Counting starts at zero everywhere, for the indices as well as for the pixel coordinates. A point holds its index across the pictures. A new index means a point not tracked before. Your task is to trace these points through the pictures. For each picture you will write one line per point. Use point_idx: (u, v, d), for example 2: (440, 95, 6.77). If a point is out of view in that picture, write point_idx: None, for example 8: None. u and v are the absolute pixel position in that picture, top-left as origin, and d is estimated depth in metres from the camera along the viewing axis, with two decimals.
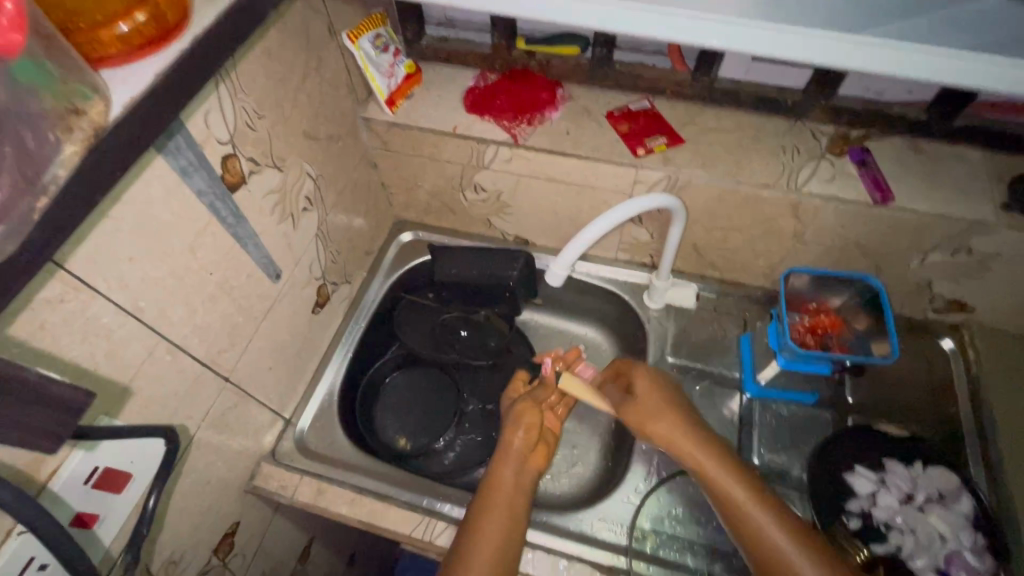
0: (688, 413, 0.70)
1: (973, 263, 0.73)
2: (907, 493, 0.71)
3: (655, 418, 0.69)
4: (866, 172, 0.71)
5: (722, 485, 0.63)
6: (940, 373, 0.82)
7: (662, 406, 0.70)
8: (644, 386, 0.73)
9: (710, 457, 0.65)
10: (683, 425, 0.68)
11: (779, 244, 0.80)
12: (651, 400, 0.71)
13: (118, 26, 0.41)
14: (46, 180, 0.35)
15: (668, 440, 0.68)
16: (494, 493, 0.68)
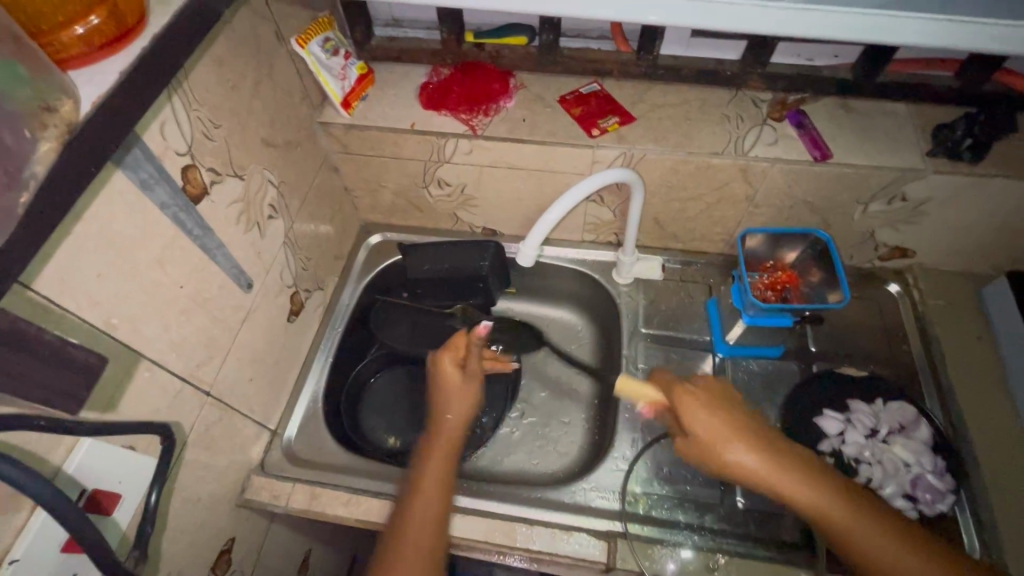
0: (760, 436, 0.62)
1: (908, 209, 0.79)
2: (871, 429, 0.76)
3: (734, 457, 0.60)
4: (805, 132, 0.76)
5: (821, 510, 0.59)
6: (891, 316, 0.88)
7: (738, 441, 0.61)
8: (705, 416, 0.63)
9: (804, 486, 0.59)
10: (766, 458, 0.60)
11: (733, 209, 0.84)
12: (721, 438, 0.62)
13: (72, 29, 0.41)
14: (27, 175, 0.36)
15: (756, 477, 0.60)
16: (424, 465, 0.69)
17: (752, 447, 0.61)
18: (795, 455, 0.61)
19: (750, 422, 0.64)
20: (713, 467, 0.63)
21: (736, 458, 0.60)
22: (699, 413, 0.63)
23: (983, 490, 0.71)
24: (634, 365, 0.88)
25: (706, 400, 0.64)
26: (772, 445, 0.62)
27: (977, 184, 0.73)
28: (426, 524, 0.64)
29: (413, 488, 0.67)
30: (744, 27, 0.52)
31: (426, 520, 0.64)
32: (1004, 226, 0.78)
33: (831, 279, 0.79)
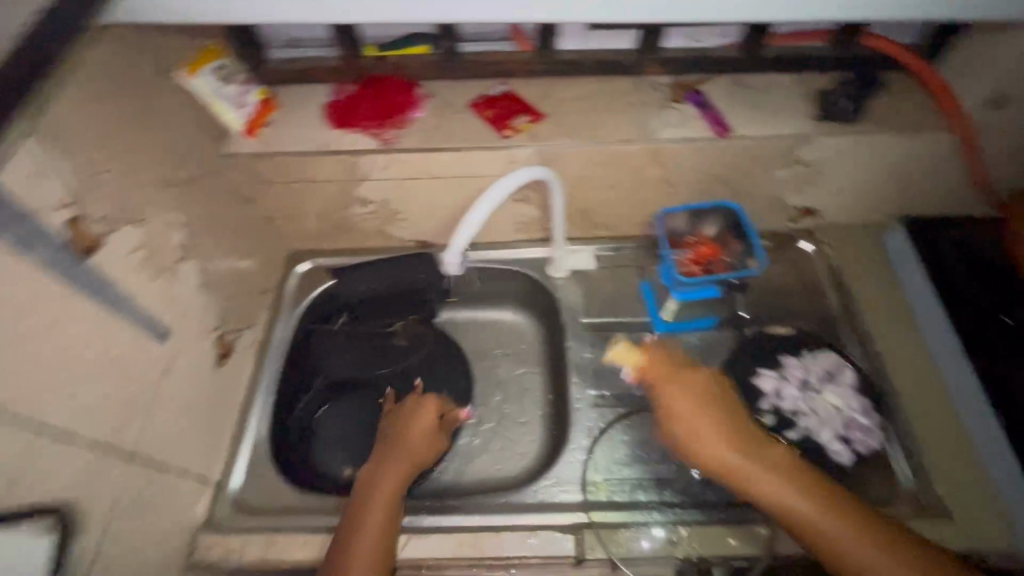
0: (735, 423, 0.67)
1: (808, 172, 0.84)
2: (803, 381, 0.82)
3: (695, 431, 0.67)
4: (706, 110, 0.80)
5: (784, 502, 0.61)
6: (809, 273, 0.94)
7: (705, 422, 0.67)
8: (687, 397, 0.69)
9: (768, 474, 0.63)
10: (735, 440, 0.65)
11: (651, 192, 0.87)
12: (693, 416, 0.67)
13: None
14: None
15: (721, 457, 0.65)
16: (377, 475, 0.73)
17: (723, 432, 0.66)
18: (765, 448, 0.66)
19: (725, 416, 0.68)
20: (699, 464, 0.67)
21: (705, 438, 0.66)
22: (682, 388, 0.70)
23: (906, 419, 0.77)
24: (580, 355, 0.90)
25: (681, 374, 0.72)
26: (741, 431, 0.67)
27: (862, 142, 0.79)
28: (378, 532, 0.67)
29: (370, 487, 0.72)
30: None
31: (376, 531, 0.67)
32: (892, 177, 0.85)
33: (745, 246, 0.84)
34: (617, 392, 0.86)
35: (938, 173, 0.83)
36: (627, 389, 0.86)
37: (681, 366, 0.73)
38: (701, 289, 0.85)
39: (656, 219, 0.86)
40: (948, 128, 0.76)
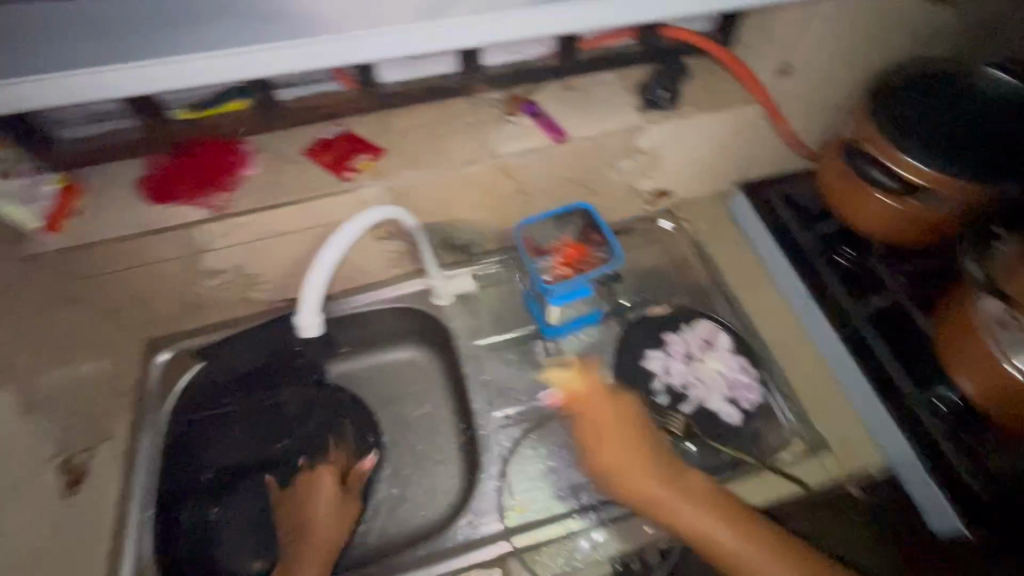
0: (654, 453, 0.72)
1: (649, 158, 0.89)
2: (686, 353, 0.86)
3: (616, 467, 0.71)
4: (541, 117, 0.82)
5: (694, 524, 0.66)
6: (674, 249, 1.00)
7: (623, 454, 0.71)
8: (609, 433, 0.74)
9: (687, 503, 0.67)
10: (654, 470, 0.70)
11: (511, 204, 0.88)
12: (614, 448, 0.72)
13: None
14: None
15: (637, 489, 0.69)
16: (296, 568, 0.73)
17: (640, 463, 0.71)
18: (684, 475, 0.70)
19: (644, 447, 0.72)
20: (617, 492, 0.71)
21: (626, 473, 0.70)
22: (605, 411, 0.76)
23: (779, 367, 0.84)
24: (479, 378, 0.89)
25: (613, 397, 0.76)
26: (665, 464, 0.71)
27: (687, 123, 0.84)
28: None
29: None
30: None
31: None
32: (721, 149, 0.92)
33: (603, 241, 0.86)
34: (521, 407, 0.86)
35: (758, 139, 0.91)
36: (530, 402, 0.86)
37: (609, 393, 0.77)
38: (574, 288, 0.86)
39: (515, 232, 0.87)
40: (754, 100, 0.84)
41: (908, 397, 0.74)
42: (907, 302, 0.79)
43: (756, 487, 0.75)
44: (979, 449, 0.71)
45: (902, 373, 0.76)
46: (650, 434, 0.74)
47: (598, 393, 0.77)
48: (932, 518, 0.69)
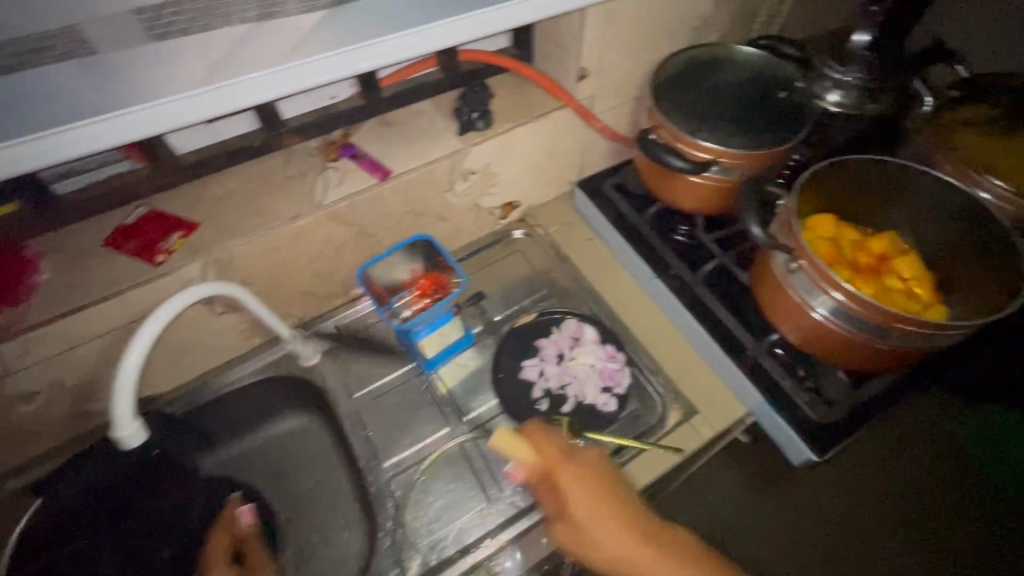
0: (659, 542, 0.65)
1: (483, 176, 0.91)
2: (558, 354, 0.89)
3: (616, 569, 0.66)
4: (362, 159, 0.81)
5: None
6: (533, 256, 1.03)
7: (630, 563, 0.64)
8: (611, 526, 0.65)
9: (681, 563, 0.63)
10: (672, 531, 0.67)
11: (356, 248, 0.87)
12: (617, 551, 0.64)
13: None
14: None
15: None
16: None
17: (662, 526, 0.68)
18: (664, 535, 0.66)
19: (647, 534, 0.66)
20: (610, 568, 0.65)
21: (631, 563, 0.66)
22: (576, 495, 0.68)
23: (643, 347, 0.89)
24: (361, 429, 0.86)
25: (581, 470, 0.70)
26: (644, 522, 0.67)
27: (508, 137, 0.87)
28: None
29: None
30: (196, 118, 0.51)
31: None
32: (550, 155, 0.96)
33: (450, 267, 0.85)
34: (410, 449, 0.84)
35: (581, 140, 0.97)
36: (416, 442, 0.84)
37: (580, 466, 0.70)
38: (437, 321, 0.84)
39: (356, 278, 0.84)
40: (563, 106, 0.89)
41: (751, 349, 0.79)
42: (733, 263, 0.87)
43: (642, 468, 0.78)
44: (817, 381, 0.77)
45: (742, 328, 0.82)
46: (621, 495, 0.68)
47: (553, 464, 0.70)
48: (789, 451, 0.76)
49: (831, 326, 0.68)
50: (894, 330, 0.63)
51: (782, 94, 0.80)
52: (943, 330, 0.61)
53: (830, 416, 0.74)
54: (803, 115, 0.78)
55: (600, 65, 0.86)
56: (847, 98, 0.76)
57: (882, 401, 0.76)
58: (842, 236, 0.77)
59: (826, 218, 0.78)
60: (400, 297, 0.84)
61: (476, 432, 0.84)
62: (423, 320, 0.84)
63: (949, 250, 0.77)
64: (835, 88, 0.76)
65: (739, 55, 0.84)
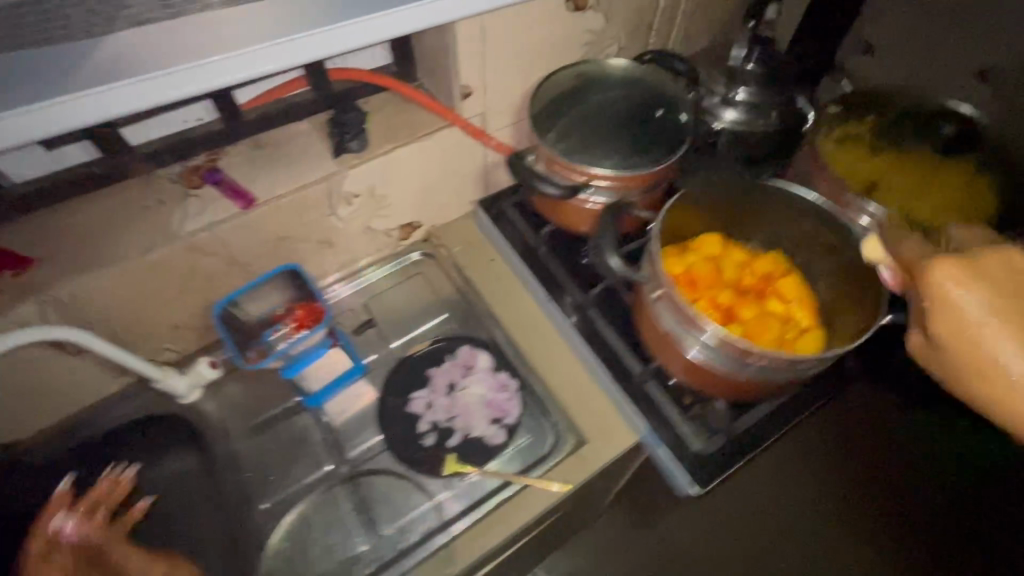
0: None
1: (369, 198, 0.87)
2: (449, 384, 0.86)
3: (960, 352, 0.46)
4: (223, 184, 0.76)
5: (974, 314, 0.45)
6: (435, 278, 1.00)
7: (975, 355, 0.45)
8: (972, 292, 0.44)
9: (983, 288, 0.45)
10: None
11: (231, 278, 0.83)
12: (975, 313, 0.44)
13: None
14: None
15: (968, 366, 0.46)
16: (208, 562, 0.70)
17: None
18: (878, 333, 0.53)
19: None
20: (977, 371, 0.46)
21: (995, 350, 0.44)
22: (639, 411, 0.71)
23: (536, 373, 0.85)
24: (240, 470, 0.82)
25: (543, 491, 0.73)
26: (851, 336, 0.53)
27: (391, 158, 0.83)
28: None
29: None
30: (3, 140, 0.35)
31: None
32: (444, 174, 0.92)
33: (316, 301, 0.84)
34: (288, 489, 0.81)
35: (477, 157, 0.93)
36: (296, 482, 0.81)
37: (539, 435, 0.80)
38: (306, 357, 0.84)
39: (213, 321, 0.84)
40: (449, 124, 0.84)
41: (638, 375, 0.76)
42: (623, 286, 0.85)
43: (524, 503, 0.73)
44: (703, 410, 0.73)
45: (629, 353, 0.79)
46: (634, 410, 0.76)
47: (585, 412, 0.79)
48: (682, 481, 0.71)
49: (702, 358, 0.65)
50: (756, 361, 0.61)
51: (658, 112, 0.76)
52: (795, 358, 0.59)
53: (710, 446, 0.71)
54: (677, 134, 0.74)
55: (483, 82, 0.82)
56: (748, 116, 0.81)
57: (768, 428, 0.72)
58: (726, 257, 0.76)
59: (714, 237, 0.76)
60: (272, 331, 0.84)
61: (355, 470, 0.81)
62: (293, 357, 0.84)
63: (825, 264, 0.75)
64: (734, 105, 0.81)
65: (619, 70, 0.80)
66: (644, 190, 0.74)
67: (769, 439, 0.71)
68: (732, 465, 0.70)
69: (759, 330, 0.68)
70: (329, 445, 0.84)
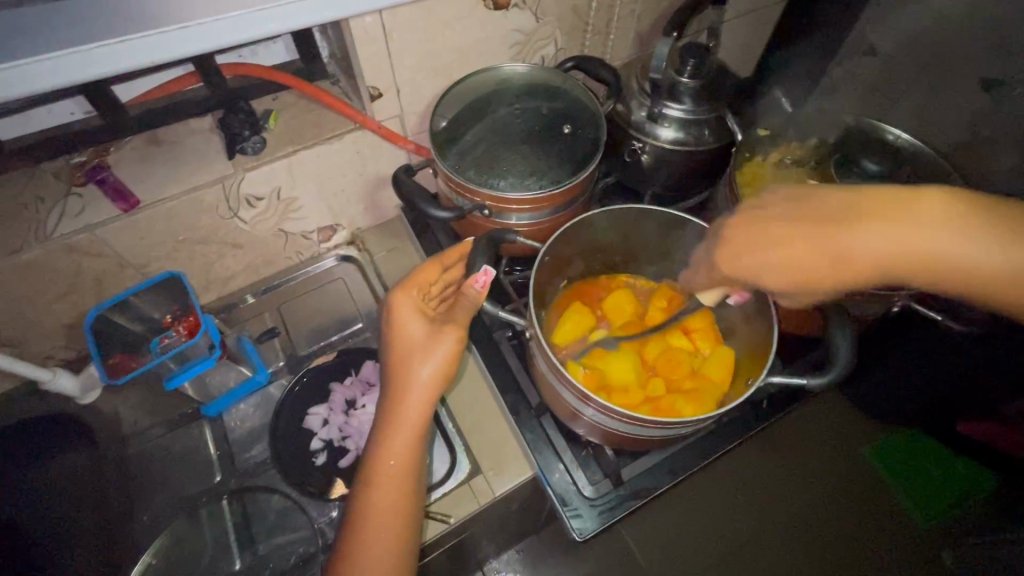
0: (814, 199, 0.53)
1: (277, 200, 0.82)
2: (349, 401, 0.83)
3: (802, 277, 0.53)
4: (104, 184, 0.70)
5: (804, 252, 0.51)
6: (356, 283, 0.96)
7: (794, 262, 0.52)
8: (744, 252, 0.54)
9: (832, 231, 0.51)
10: (850, 212, 0.51)
11: (125, 278, 0.79)
12: (765, 256, 0.53)
13: None
14: None
15: (817, 270, 0.52)
16: (399, 408, 0.59)
17: (842, 221, 0.51)
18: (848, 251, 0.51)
19: (810, 227, 0.51)
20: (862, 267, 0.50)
21: (781, 250, 0.52)
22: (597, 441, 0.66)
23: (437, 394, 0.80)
24: (129, 477, 0.80)
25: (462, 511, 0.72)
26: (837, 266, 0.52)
27: (295, 161, 0.77)
28: (385, 539, 0.57)
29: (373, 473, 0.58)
30: (53, 83, 0.49)
31: (394, 523, 0.57)
32: (361, 177, 0.87)
33: (195, 311, 0.80)
34: (176, 501, 0.79)
35: (396, 160, 0.87)
36: (185, 492, 0.80)
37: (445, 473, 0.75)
38: (194, 367, 0.78)
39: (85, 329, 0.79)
40: (359, 126, 0.78)
41: (535, 407, 0.73)
42: None
43: None
44: (595, 453, 0.71)
45: (529, 384, 0.75)
46: (541, 444, 0.72)
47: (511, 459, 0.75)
48: (573, 523, 0.67)
49: (596, 419, 0.61)
50: (639, 424, 0.58)
51: (565, 128, 0.71)
52: (671, 424, 0.56)
53: (597, 493, 0.69)
54: (585, 150, 0.70)
55: (393, 82, 0.76)
56: (679, 133, 0.75)
57: (660, 475, 0.70)
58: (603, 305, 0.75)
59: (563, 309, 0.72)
60: (161, 339, 0.81)
61: (243, 485, 0.79)
62: (184, 363, 0.79)
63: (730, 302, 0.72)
64: (665, 122, 0.75)
65: (523, 82, 0.76)
66: (551, 211, 0.70)
67: (659, 487, 0.69)
68: (617, 515, 0.68)
69: (670, 365, 0.67)
70: (223, 455, 0.82)
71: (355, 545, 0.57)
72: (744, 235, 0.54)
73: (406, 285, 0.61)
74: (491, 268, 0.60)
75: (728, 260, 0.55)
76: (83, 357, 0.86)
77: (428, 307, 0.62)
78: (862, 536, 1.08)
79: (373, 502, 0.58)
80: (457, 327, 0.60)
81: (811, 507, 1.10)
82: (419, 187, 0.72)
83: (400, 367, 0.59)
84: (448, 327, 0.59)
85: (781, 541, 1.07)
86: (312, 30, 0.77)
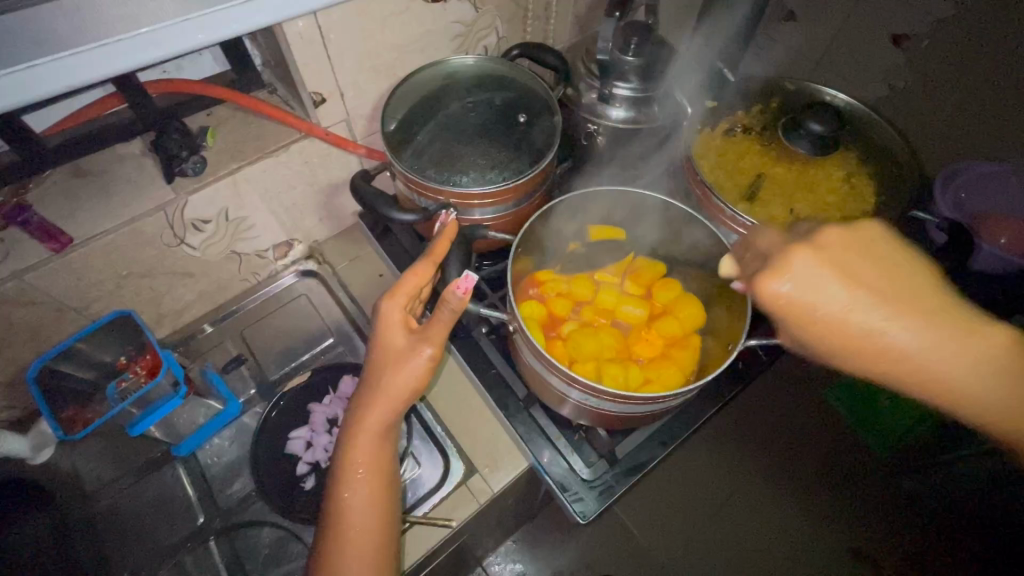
0: (873, 269, 0.49)
1: (226, 220, 0.77)
2: (331, 419, 0.80)
3: (835, 339, 0.49)
4: (29, 225, 0.62)
5: (833, 308, 0.48)
6: (320, 298, 0.92)
7: (838, 320, 0.48)
8: (798, 286, 0.48)
9: (878, 298, 0.48)
10: (916, 301, 0.49)
11: (68, 323, 0.73)
12: (814, 301, 0.48)
13: None
14: None
15: (857, 353, 0.49)
16: (373, 420, 0.57)
17: (879, 294, 0.48)
18: (896, 318, 0.48)
19: (870, 300, 0.48)
20: (854, 347, 0.49)
21: (845, 318, 0.48)
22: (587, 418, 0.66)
23: (422, 400, 0.79)
24: (101, 536, 0.75)
25: (462, 516, 0.71)
26: (860, 329, 0.48)
27: (240, 178, 0.73)
28: (359, 555, 0.55)
29: (344, 479, 0.57)
30: None
31: (363, 533, 0.56)
32: (312, 187, 0.83)
33: (152, 348, 0.76)
34: (158, 551, 0.75)
35: (348, 166, 0.84)
36: (167, 538, 0.76)
37: (439, 478, 0.74)
38: (159, 409, 0.75)
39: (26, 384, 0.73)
40: (305, 135, 0.75)
41: (522, 399, 0.73)
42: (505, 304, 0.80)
43: (408, 545, 0.69)
44: (588, 435, 0.72)
45: (515, 377, 0.75)
46: (532, 434, 0.72)
47: (505, 453, 0.75)
48: (574, 508, 0.68)
49: (582, 401, 0.62)
50: (629, 403, 0.59)
51: (520, 117, 0.71)
52: (656, 398, 0.57)
53: (595, 474, 0.70)
54: (544, 138, 0.69)
55: (335, 85, 0.73)
56: (631, 112, 0.76)
57: (652, 449, 0.72)
58: (574, 278, 0.72)
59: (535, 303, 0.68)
60: (117, 384, 0.76)
61: (229, 522, 0.76)
62: (147, 407, 0.76)
63: (697, 274, 0.74)
64: (616, 103, 0.75)
65: (470, 74, 0.75)
66: (515, 202, 0.69)
67: (653, 459, 0.71)
68: (616, 493, 0.69)
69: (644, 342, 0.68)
70: (203, 495, 0.78)
71: (326, 558, 0.56)
72: (817, 273, 0.47)
73: (395, 290, 0.57)
74: (470, 270, 0.54)
75: (777, 291, 0.48)
76: (28, 414, 0.80)
77: (411, 315, 0.59)
78: (832, 474, 1.15)
79: (344, 508, 0.57)
80: (433, 343, 0.56)
81: (783, 453, 1.16)
82: (379, 192, 0.70)
83: (374, 374, 0.57)
84: (428, 343, 0.56)
85: (762, 490, 1.13)
86: (241, 38, 0.73)
